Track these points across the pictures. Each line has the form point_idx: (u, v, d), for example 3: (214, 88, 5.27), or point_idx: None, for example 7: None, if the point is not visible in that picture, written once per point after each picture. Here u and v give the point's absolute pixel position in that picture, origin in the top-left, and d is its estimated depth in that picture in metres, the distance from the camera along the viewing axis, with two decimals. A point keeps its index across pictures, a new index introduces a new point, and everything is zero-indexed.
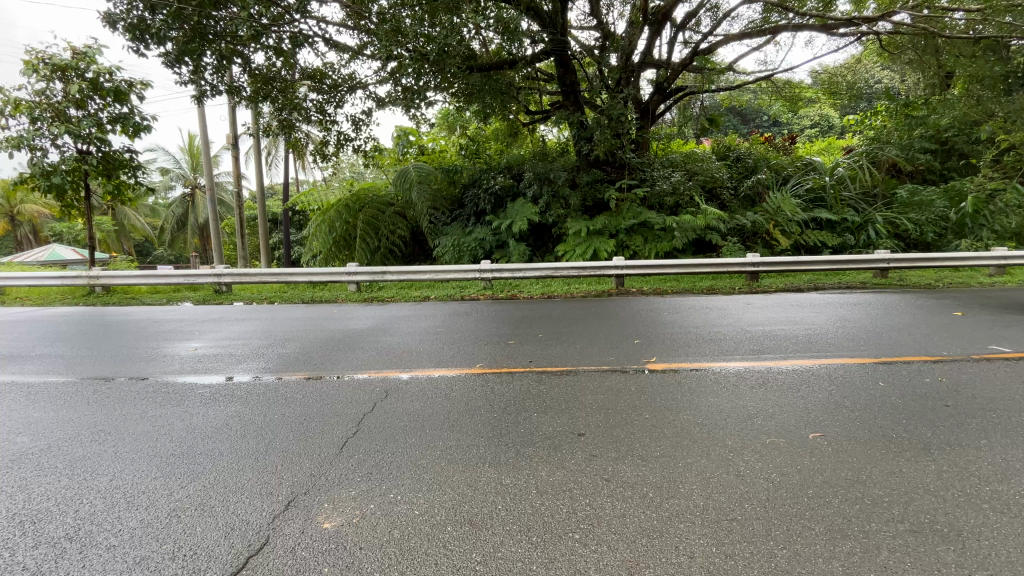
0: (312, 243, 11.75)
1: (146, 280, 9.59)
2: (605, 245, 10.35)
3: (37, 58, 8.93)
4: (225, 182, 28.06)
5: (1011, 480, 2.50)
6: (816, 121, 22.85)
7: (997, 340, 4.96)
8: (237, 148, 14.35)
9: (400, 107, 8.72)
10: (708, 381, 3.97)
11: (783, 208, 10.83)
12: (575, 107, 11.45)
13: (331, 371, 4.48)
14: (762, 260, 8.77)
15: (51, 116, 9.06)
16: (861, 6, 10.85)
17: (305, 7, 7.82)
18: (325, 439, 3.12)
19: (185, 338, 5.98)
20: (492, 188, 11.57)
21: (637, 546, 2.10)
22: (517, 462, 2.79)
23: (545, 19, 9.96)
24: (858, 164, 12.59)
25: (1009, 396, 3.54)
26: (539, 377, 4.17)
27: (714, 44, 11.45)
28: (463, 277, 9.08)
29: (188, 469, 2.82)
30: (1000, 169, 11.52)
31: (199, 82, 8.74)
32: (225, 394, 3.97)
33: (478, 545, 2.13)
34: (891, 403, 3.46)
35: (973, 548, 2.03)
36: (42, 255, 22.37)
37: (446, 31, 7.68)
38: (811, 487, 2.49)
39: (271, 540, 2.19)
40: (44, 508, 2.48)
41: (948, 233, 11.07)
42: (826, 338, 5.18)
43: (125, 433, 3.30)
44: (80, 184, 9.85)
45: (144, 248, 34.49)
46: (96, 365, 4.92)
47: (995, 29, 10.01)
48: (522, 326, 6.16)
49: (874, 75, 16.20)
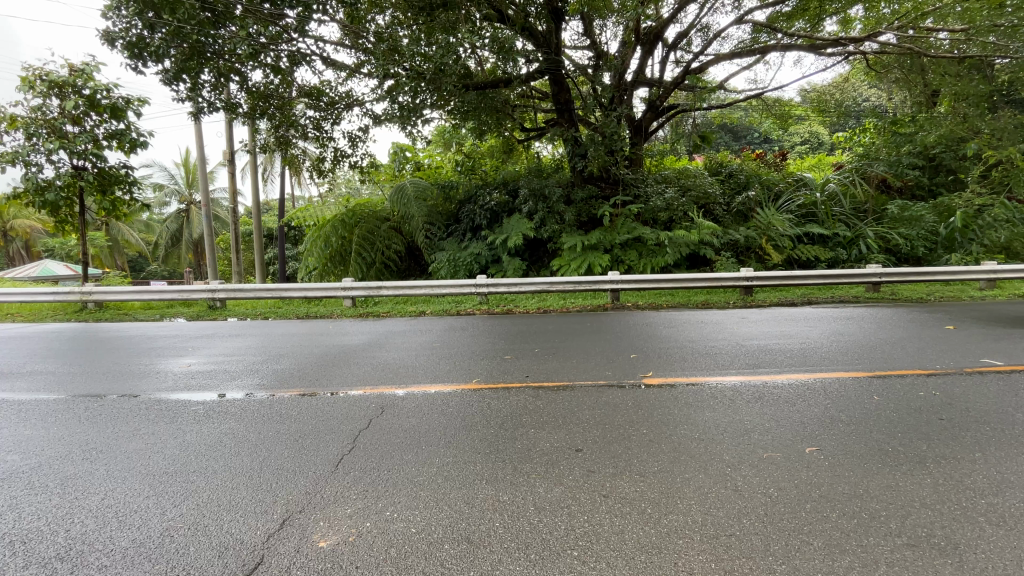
0: (308, 258, 11.74)
1: (140, 296, 9.49)
2: (600, 260, 10.40)
3: (35, 75, 8.99)
4: (219, 198, 28.11)
5: (1005, 493, 2.52)
6: (805, 138, 23.45)
7: (990, 352, 5.02)
8: (234, 163, 14.38)
9: (397, 124, 8.75)
10: (703, 396, 3.97)
11: (774, 224, 11.01)
12: (569, 124, 11.68)
13: (326, 388, 4.43)
14: (756, 276, 8.83)
15: (47, 132, 9.06)
16: (847, 27, 11.20)
17: (304, 25, 7.94)
18: (320, 457, 3.10)
19: (178, 355, 5.92)
20: (489, 204, 11.71)
21: (636, 563, 2.09)
22: (515, 478, 2.78)
23: (540, 39, 10.16)
24: (849, 180, 12.63)
25: (1003, 409, 3.57)
26: (536, 392, 4.16)
27: (705, 64, 11.66)
28: (459, 292, 9.10)
29: (180, 487, 2.78)
30: (988, 184, 11.81)
31: (196, 99, 8.79)
32: (219, 411, 3.94)
33: (475, 563, 2.12)
34: (886, 417, 3.48)
35: (970, 561, 2.04)
36: (34, 270, 22.16)
37: (442, 50, 7.77)
38: (810, 501, 2.50)
39: (267, 560, 2.17)
40: (34, 528, 2.43)
41: (938, 247, 11.19)
42: (821, 352, 5.20)
43: (118, 451, 3.27)
44: (75, 200, 9.83)
45: (137, 264, 34.40)
46: (88, 382, 4.87)
47: (979, 48, 10.27)
48: (518, 341, 6.16)
49: (862, 94, 16.60)
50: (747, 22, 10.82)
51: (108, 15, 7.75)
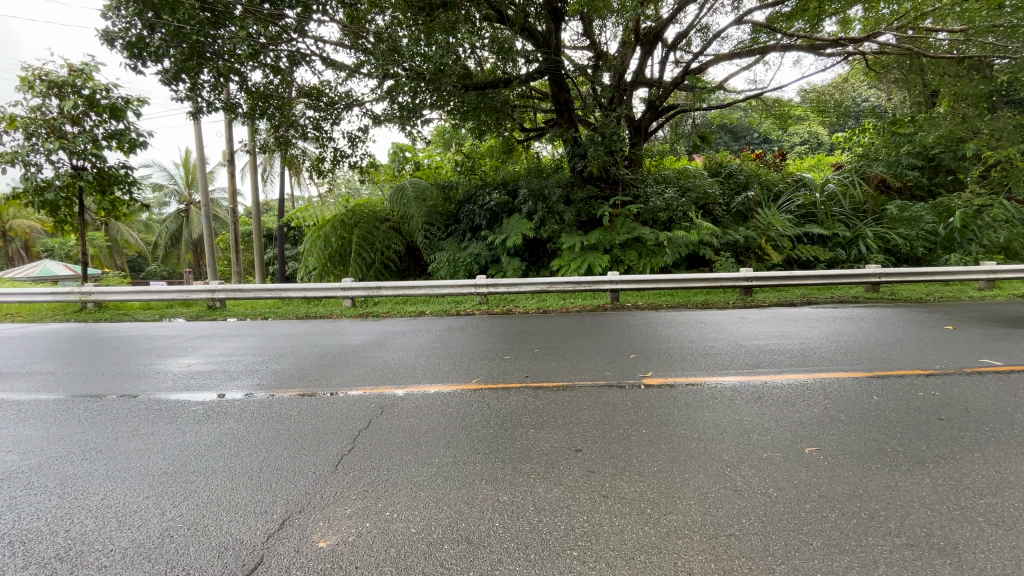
0: (308, 258, 11.73)
1: (139, 296, 9.48)
2: (600, 260, 10.39)
3: (34, 75, 8.98)
4: (219, 198, 28.12)
5: (1004, 493, 2.52)
6: (805, 138, 23.47)
7: (989, 352, 5.03)
8: (234, 164, 14.38)
9: (397, 124, 8.75)
10: (703, 396, 3.97)
11: (774, 224, 11.01)
12: (569, 124, 11.67)
13: (326, 388, 4.44)
14: (755, 276, 8.83)
15: (46, 132, 9.06)
16: (846, 28, 11.22)
17: (304, 26, 7.94)
18: (320, 457, 3.10)
19: (178, 355, 5.92)
20: (488, 205, 11.72)
21: (635, 564, 2.09)
22: (514, 479, 2.78)
23: (540, 39, 10.14)
24: (849, 180, 12.64)
25: (1002, 409, 3.57)
26: (536, 393, 4.16)
27: (704, 64, 11.66)
28: (459, 292, 9.10)
29: (181, 487, 2.79)
30: (988, 184, 11.82)
31: (195, 99, 8.79)
32: (219, 411, 3.94)
33: (475, 563, 2.12)
34: (885, 417, 3.48)
35: (969, 561, 2.04)
36: (33, 270, 22.20)
37: (442, 50, 7.79)
38: (810, 501, 2.50)
39: (267, 560, 2.17)
40: (34, 528, 2.43)
41: (938, 247, 11.20)
42: (821, 353, 5.20)
43: (117, 451, 3.27)
44: (74, 200, 9.83)
45: (136, 264, 34.37)
46: (88, 382, 4.87)
47: (978, 49, 10.29)
48: (518, 341, 6.17)
49: (862, 94, 16.62)
50: (747, 22, 10.82)
51: (107, 15, 7.75)
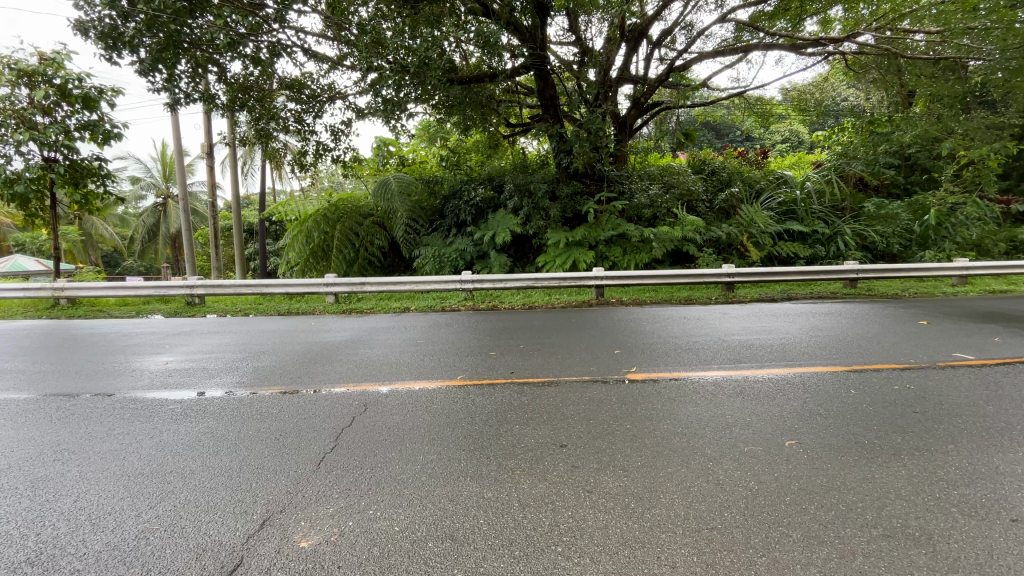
0: (289, 254, 11.57)
1: (115, 292, 9.21)
2: (584, 257, 10.45)
3: (3, 64, 8.67)
4: (199, 192, 27.63)
5: (976, 484, 2.58)
6: (786, 138, 23.90)
7: (961, 347, 5.17)
8: (213, 157, 14.05)
9: (380, 118, 8.64)
10: (686, 391, 4.01)
11: (756, 220, 11.20)
12: (554, 119, 11.64)
13: (309, 386, 4.36)
14: (737, 271, 8.94)
15: (16, 122, 8.77)
16: (827, 27, 11.38)
17: (282, 15, 7.79)
18: (301, 456, 3.05)
19: (155, 354, 5.75)
20: (474, 200, 11.65)
21: (619, 558, 2.09)
22: (499, 475, 2.77)
23: (525, 34, 9.99)
24: (826, 179, 12.91)
25: (974, 402, 3.67)
26: (520, 389, 4.15)
27: (688, 61, 11.73)
28: (444, 288, 9.06)
29: (157, 488, 2.72)
30: (960, 184, 12.18)
31: (173, 91, 8.58)
32: (196, 411, 3.85)
33: (459, 561, 2.10)
34: (863, 410, 3.55)
35: (944, 551, 2.09)
36: (4, 266, 21.48)
37: (427, 44, 7.67)
38: (789, 495, 2.53)
39: (246, 561, 2.13)
40: (3, 531, 2.36)
41: (913, 244, 11.49)
42: (800, 347, 5.30)
43: (90, 452, 3.18)
44: (46, 193, 9.49)
45: (111, 260, 33.49)
46: (60, 381, 4.71)
47: (954, 50, 10.34)
48: (503, 336, 6.16)
49: (841, 94, 17.02)
50: (730, 21, 10.89)
51: (78, 4, 7.51)
